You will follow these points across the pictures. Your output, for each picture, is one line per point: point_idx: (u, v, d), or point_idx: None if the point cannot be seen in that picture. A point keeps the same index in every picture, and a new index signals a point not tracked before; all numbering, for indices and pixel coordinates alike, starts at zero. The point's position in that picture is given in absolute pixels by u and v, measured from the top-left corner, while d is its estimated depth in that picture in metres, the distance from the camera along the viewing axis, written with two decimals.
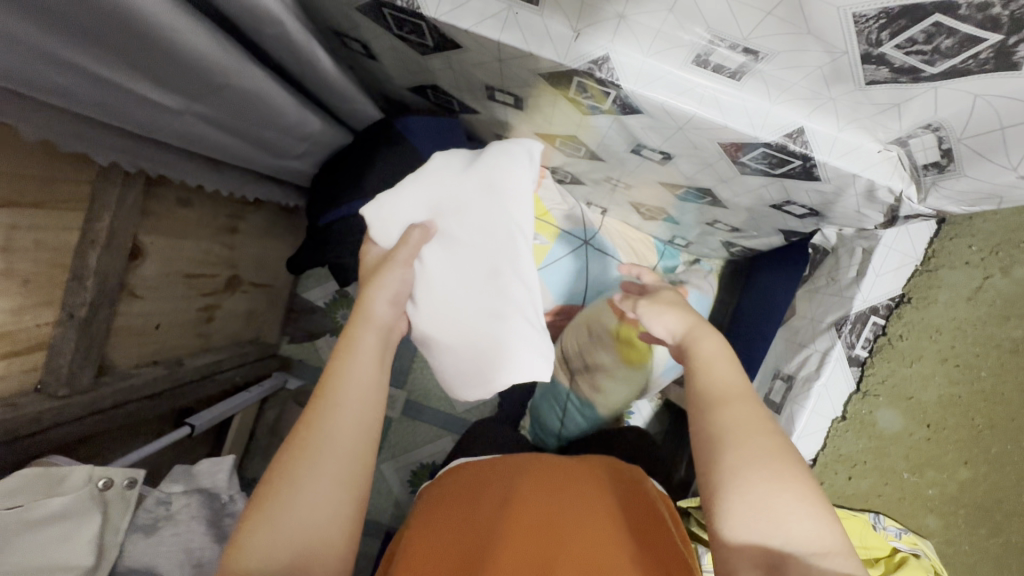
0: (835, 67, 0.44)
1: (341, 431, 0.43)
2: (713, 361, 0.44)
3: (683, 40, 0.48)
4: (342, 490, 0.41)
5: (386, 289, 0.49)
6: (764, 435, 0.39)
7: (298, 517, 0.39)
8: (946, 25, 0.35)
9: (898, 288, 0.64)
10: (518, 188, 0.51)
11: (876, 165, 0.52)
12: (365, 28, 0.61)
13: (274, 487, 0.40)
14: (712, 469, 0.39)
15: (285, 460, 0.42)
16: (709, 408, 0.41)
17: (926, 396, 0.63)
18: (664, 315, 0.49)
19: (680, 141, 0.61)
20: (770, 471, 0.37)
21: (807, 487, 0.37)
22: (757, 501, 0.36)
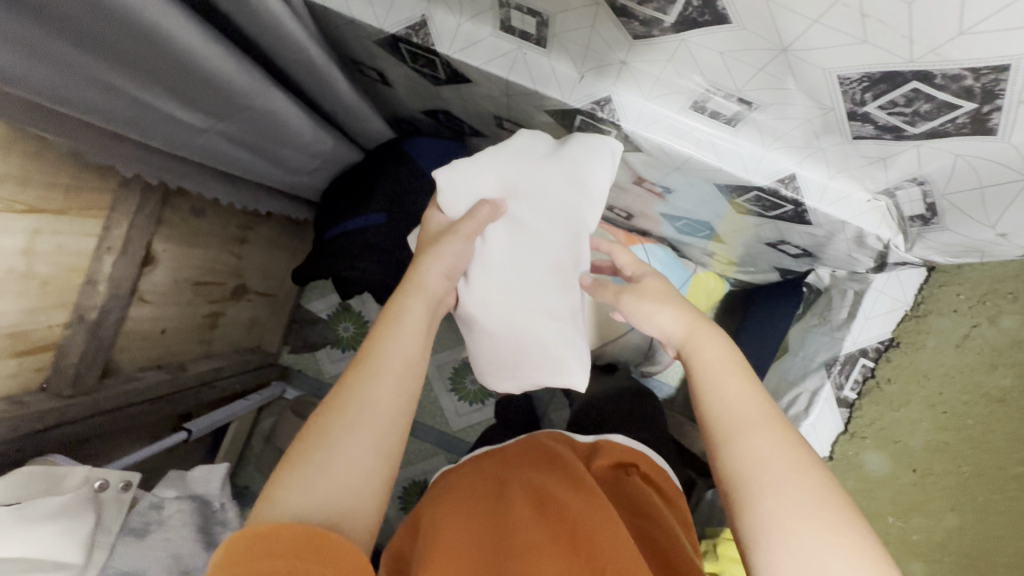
0: (824, 121, 0.46)
1: (382, 400, 0.43)
2: (724, 377, 0.42)
3: (682, 86, 0.51)
4: (378, 459, 0.41)
5: (444, 266, 0.51)
6: (804, 474, 0.36)
7: (333, 480, 0.39)
8: (925, 91, 0.37)
9: (888, 332, 0.65)
10: (595, 190, 0.56)
11: (864, 215, 0.54)
12: (381, 58, 0.64)
13: (311, 445, 0.40)
14: (746, 509, 0.36)
15: (320, 422, 0.42)
16: (730, 441, 0.39)
17: (913, 441, 0.63)
18: (656, 314, 0.48)
19: (678, 180, 0.64)
20: (819, 523, 0.34)
21: (863, 541, 0.33)
22: (807, 560, 0.33)
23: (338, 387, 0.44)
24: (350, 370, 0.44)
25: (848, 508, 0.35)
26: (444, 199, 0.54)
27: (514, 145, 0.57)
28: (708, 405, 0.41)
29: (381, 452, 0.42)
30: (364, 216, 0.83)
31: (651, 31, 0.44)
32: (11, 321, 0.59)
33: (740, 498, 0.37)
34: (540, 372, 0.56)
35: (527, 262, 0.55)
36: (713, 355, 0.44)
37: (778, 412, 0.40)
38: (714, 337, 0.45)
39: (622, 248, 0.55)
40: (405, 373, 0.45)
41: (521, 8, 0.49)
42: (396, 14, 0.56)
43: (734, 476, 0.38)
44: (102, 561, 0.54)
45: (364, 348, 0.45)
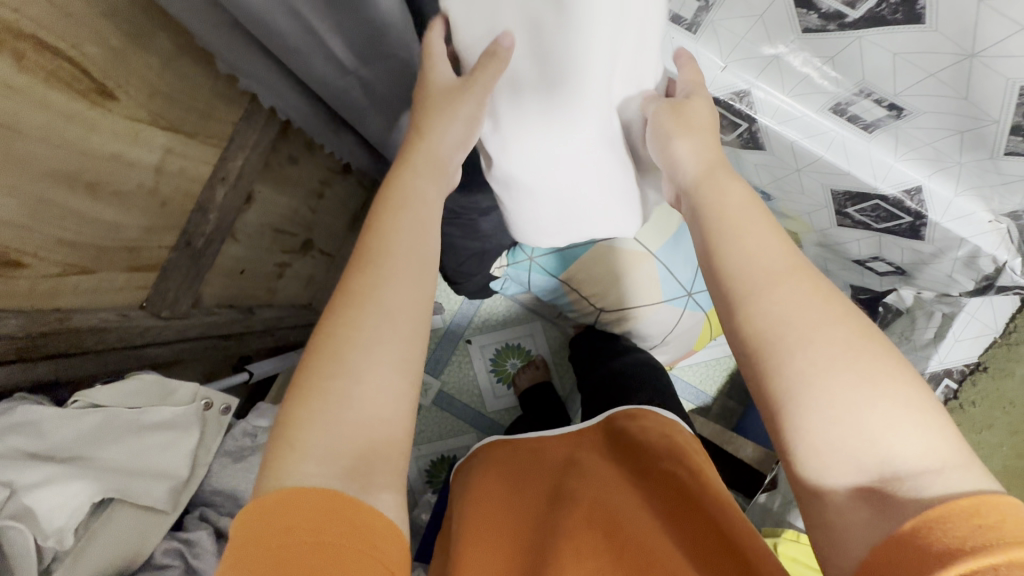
0: (976, 134, 0.47)
1: (402, 301, 0.37)
2: (742, 224, 0.37)
3: (827, 88, 0.52)
4: (402, 381, 0.35)
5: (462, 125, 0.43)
6: (835, 323, 0.32)
7: (361, 407, 0.34)
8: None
9: (975, 356, 0.66)
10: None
11: (984, 235, 0.56)
12: None
13: (325, 386, 0.34)
14: (776, 374, 0.32)
15: (326, 346, 0.35)
16: (752, 300, 0.34)
17: (993, 465, 0.66)
18: (674, 143, 0.42)
19: (791, 184, 0.65)
20: (857, 380, 0.30)
21: (896, 380, 0.30)
22: (845, 414, 0.30)
23: (340, 303, 0.36)
24: (348, 277, 0.37)
25: (881, 349, 0.31)
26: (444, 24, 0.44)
27: None
28: (720, 255, 0.36)
29: (407, 365, 0.36)
30: None
31: (828, 26, 0.46)
32: (134, 235, 0.60)
33: (765, 361, 0.33)
34: (596, 225, 0.57)
35: (568, 119, 0.44)
36: (733, 198, 0.38)
37: (804, 258, 0.35)
38: (726, 180, 0.40)
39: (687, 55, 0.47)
40: (412, 266, 0.38)
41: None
42: None
43: (755, 336, 0.33)
44: (202, 476, 0.59)
45: (364, 247, 0.38)
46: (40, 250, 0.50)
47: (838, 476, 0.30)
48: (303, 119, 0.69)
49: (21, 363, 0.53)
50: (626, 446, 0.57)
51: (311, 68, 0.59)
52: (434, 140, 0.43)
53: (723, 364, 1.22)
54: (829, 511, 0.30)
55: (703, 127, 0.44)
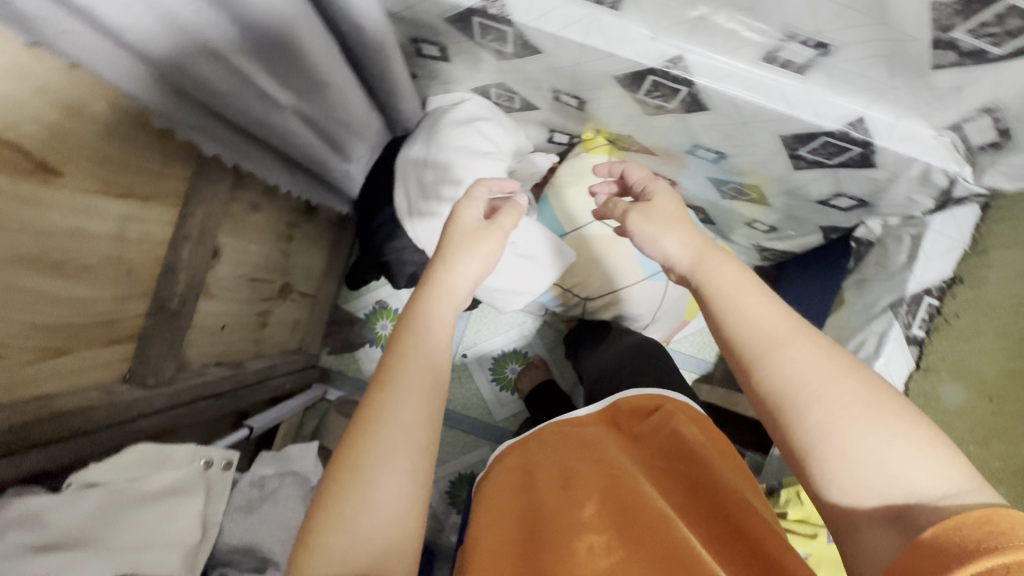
0: (903, 57, 0.49)
1: (407, 431, 0.41)
2: (745, 297, 0.43)
3: (755, 39, 0.54)
4: (407, 487, 0.40)
5: (479, 264, 0.52)
6: (842, 375, 0.37)
7: (381, 512, 0.38)
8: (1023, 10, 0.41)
9: (950, 271, 0.68)
10: (479, 153, 0.84)
11: (932, 150, 0.58)
12: (447, 34, 0.68)
13: (343, 494, 0.38)
14: (798, 424, 0.37)
15: (349, 456, 0.40)
16: (767, 362, 0.40)
17: (986, 369, 0.62)
18: (661, 240, 0.50)
19: (742, 139, 0.67)
20: (872, 425, 0.35)
21: (907, 418, 0.35)
22: (862, 454, 0.35)
23: (362, 415, 0.42)
24: (369, 397, 0.43)
25: (889, 394, 0.37)
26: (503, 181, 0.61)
27: (428, 142, 0.86)
28: (729, 328, 0.43)
29: (414, 478, 0.40)
30: (421, 193, 0.86)
31: None
32: (107, 308, 0.60)
33: (784, 417, 0.38)
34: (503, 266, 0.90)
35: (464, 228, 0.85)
36: (728, 278, 0.45)
37: (805, 323, 0.41)
38: (716, 263, 0.46)
39: (635, 165, 0.58)
40: (423, 383, 0.44)
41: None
42: None
43: (774, 393, 0.39)
44: (215, 534, 0.58)
45: (377, 380, 0.44)
46: (13, 338, 0.49)
47: (865, 507, 0.34)
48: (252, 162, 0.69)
49: (11, 457, 0.50)
50: (638, 433, 0.58)
51: (246, 109, 0.60)
52: (450, 282, 0.50)
53: None
54: (863, 535, 0.34)
55: (682, 216, 0.51)
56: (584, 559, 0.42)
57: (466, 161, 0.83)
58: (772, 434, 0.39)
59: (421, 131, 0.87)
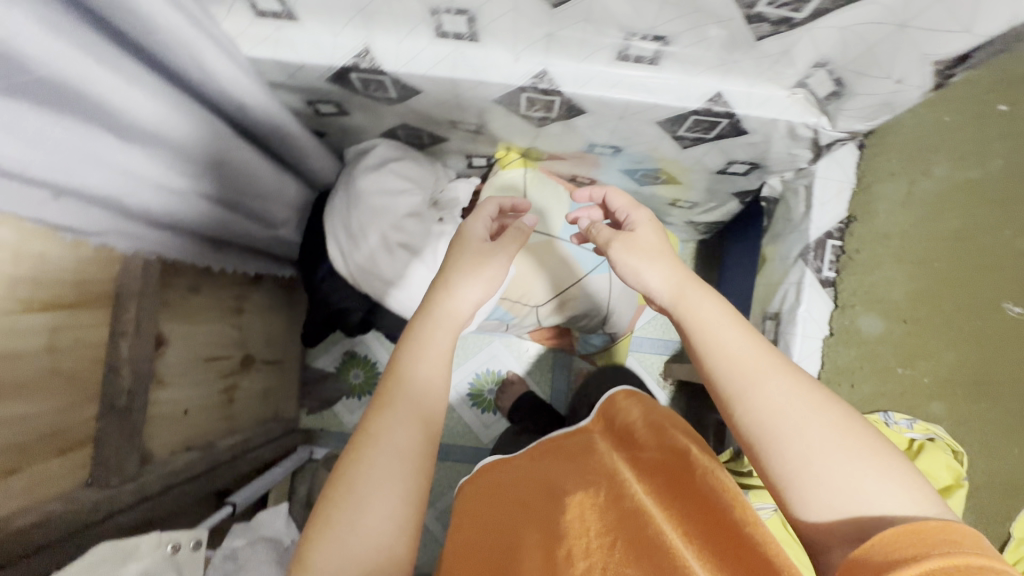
0: (729, 35, 0.54)
1: (400, 451, 0.47)
2: (726, 330, 0.45)
3: (604, 43, 0.58)
4: (399, 499, 0.45)
5: (482, 285, 0.55)
6: (820, 409, 0.39)
7: (368, 525, 0.43)
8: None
9: (843, 212, 0.73)
10: (399, 193, 0.88)
11: (790, 108, 0.62)
12: (334, 92, 0.72)
13: (340, 500, 0.44)
14: (782, 450, 0.39)
15: (348, 480, 0.45)
16: (748, 395, 0.41)
17: (894, 296, 0.69)
18: (643, 271, 0.51)
19: (627, 131, 0.71)
20: (846, 454, 0.38)
21: (876, 449, 0.38)
22: (835, 481, 0.37)
23: (360, 434, 0.48)
24: (367, 419, 0.48)
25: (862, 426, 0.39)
26: (518, 198, 0.64)
27: (346, 192, 0.88)
28: (710, 362, 0.44)
29: (404, 492, 0.46)
30: (349, 239, 0.88)
31: None
32: (51, 420, 0.61)
33: (764, 449, 0.40)
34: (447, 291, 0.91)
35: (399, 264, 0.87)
36: (711, 314, 0.46)
37: (783, 355, 0.43)
38: (698, 300, 0.47)
39: (619, 190, 0.59)
40: (417, 415, 0.49)
41: (450, 11, 0.56)
42: (343, 48, 0.63)
43: (758, 424, 0.40)
44: None
45: (374, 404, 0.49)
46: None
47: (831, 523, 0.37)
48: (163, 246, 0.72)
49: None
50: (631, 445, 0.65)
51: (146, 204, 0.62)
52: (452, 305, 0.54)
53: None
54: (834, 553, 0.37)
55: (659, 247, 0.52)
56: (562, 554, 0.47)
57: (388, 204, 0.87)
58: (755, 464, 0.41)
59: (340, 184, 0.90)
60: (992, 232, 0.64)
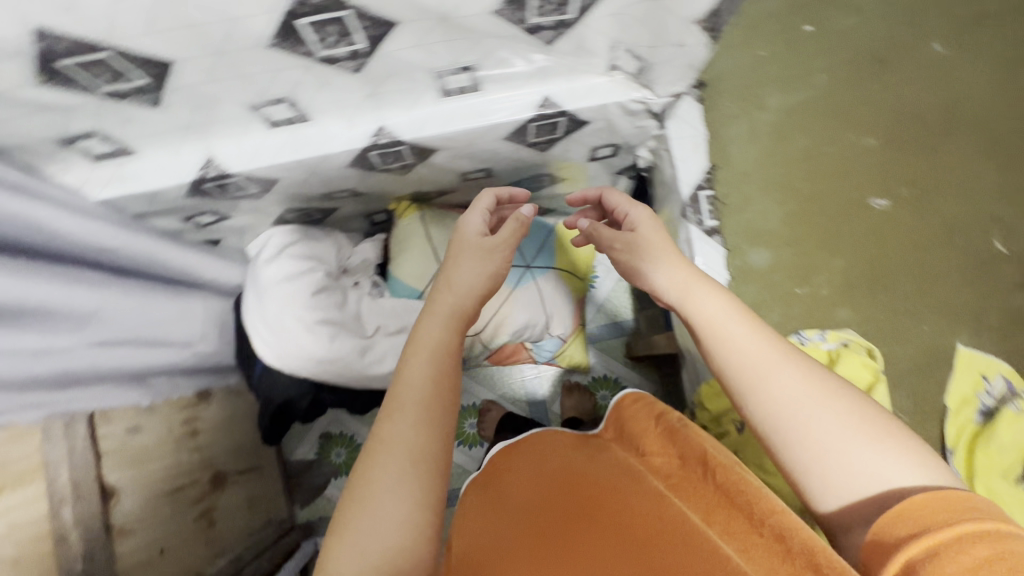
0: (523, 48, 0.57)
1: (415, 450, 0.44)
2: (730, 326, 0.46)
3: (423, 87, 0.61)
4: (414, 495, 0.43)
5: (479, 277, 0.55)
6: (831, 392, 0.41)
7: (389, 536, 0.41)
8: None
9: (705, 163, 0.76)
10: (300, 275, 0.89)
11: (613, 90, 0.66)
12: (202, 203, 0.73)
13: (356, 502, 0.42)
14: (799, 428, 0.41)
15: (360, 490, 0.42)
16: (762, 384, 0.43)
17: (770, 225, 0.74)
18: (648, 272, 0.52)
19: (486, 153, 0.74)
20: (864, 435, 0.40)
21: (882, 424, 0.40)
22: (849, 457, 0.39)
23: (375, 433, 0.46)
24: (379, 424, 0.46)
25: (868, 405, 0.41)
26: (517, 194, 0.67)
27: (254, 292, 0.90)
28: (721, 356, 0.45)
29: (417, 494, 0.43)
30: (268, 334, 0.89)
31: (361, 60, 0.54)
32: None
33: (776, 438, 0.42)
34: (379, 353, 0.93)
35: (324, 343, 0.88)
36: (718, 307, 0.47)
37: (790, 344, 0.45)
38: (703, 299, 0.48)
39: (620, 192, 0.61)
40: (426, 422, 0.46)
41: (270, 103, 0.59)
42: (187, 163, 0.65)
43: (769, 413, 0.42)
44: None
45: (384, 404, 0.47)
46: None
47: (851, 506, 0.39)
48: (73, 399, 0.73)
49: None
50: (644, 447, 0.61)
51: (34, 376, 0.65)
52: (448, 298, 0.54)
53: (620, 290, 1.33)
54: (855, 532, 0.39)
55: (658, 243, 0.54)
56: (597, 545, 0.44)
57: (292, 288, 0.88)
58: (767, 451, 0.43)
59: (248, 284, 0.93)
60: (831, 143, 0.73)
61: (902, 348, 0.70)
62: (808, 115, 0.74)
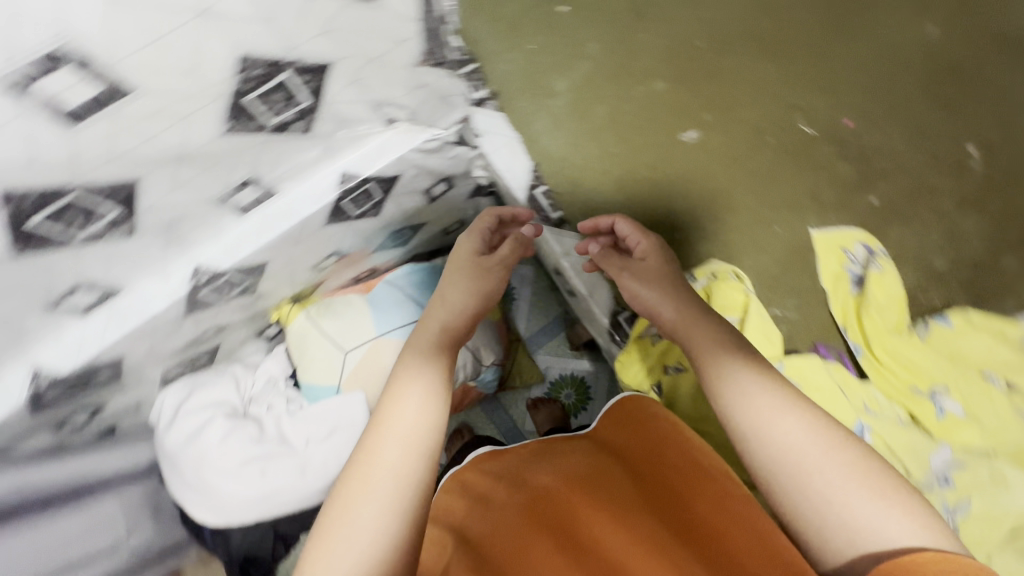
0: (287, 145, 0.57)
1: (400, 467, 0.45)
2: (748, 367, 0.49)
3: (214, 215, 0.60)
4: (389, 514, 0.43)
5: (467, 297, 0.61)
6: (838, 446, 0.43)
7: (370, 534, 0.42)
8: (286, 88, 0.49)
9: (528, 163, 0.79)
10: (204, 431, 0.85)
11: (400, 140, 0.67)
12: (57, 409, 0.68)
13: (342, 504, 0.44)
14: (799, 471, 0.43)
15: (343, 498, 0.44)
16: (770, 430, 0.45)
17: (601, 199, 0.77)
18: (658, 304, 0.58)
19: (319, 241, 0.73)
20: (866, 487, 0.41)
21: (888, 483, 0.41)
22: (847, 511, 0.40)
23: (366, 436, 0.48)
24: (366, 437, 0.48)
25: (878, 463, 0.43)
26: (522, 213, 0.73)
27: (168, 463, 0.86)
28: (726, 397, 0.48)
29: (392, 516, 0.43)
30: (198, 500, 0.85)
31: (128, 226, 0.51)
32: None
33: (784, 483, 0.43)
34: (317, 465, 0.89)
35: (259, 482, 0.86)
36: (734, 346, 0.52)
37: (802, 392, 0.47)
38: (694, 330, 0.54)
39: (627, 219, 0.66)
40: (413, 435, 0.48)
41: (74, 291, 0.55)
42: (13, 385, 0.59)
43: (777, 452, 0.44)
44: None
45: (378, 416, 0.50)
46: None
47: (851, 561, 0.39)
48: None
49: None
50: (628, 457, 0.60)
51: None
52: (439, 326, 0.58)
53: None
54: None
55: (666, 278, 0.60)
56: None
57: (200, 446, 0.85)
58: (767, 492, 0.45)
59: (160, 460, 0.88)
60: (627, 100, 0.75)
61: (769, 252, 0.73)
62: (603, 79, 0.76)
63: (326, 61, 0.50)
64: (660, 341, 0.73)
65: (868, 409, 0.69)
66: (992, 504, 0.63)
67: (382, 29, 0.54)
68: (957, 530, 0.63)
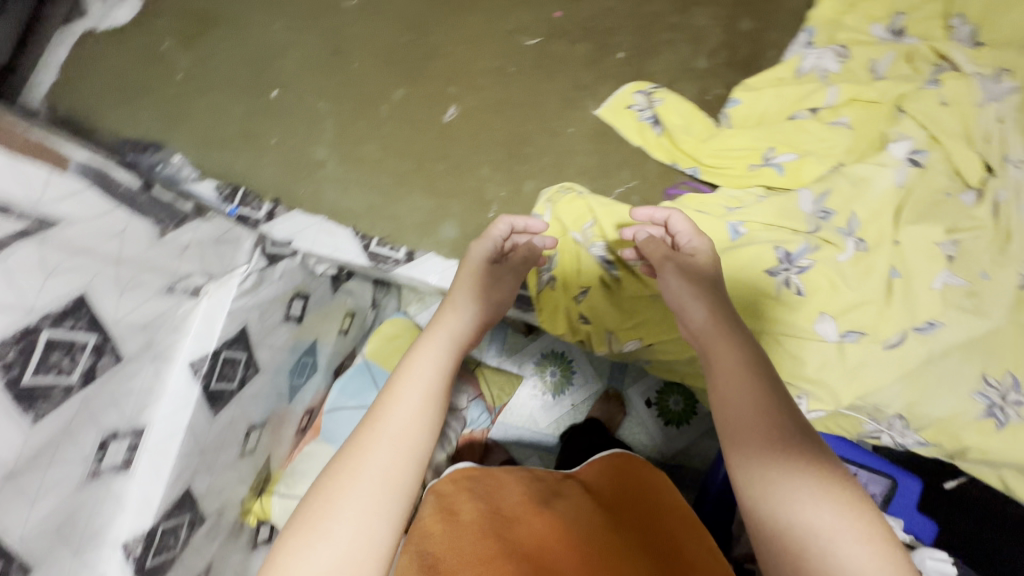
0: (116, 383, 0.52)
1: (391, 464, 0.45)
2: (767, 383, 0.45)
3: (101, 491, 0.53)
4: (376, 515, 0.43)
5: (476, 306, 0.57)
6: (834, 490, 0.40)
7: (349, 531, 0.42)
8: (58, 344, 0.45)
9: (347, 230, 0.75)
10: None
11: (222, 297, 0.62)
12: None
13: (335, 485, 0.44)
14: (784, 505, 0.39)
15: (327, 484, 0.44)
16: (768, 456, 0.41)
17: (429, 208, 0.75)
18: (689, 306, 0.53)
19: (225, 431, 0.68)
20: (854, 529, 0.38)
21: (877, 538, 0.38)
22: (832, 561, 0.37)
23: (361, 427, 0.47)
24: (361, 431, 0.47)
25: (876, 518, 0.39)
26: (533, 222, 0.65)
27: None
28: (736, 402, 0.44)
29: (380, 514, 0.43)
30: None
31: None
32: None
33: (767, 518, 0.40)
34: None
35: None
36: (752, 356, 0.47)
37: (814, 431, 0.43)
38: (721, 338, 0.49)
39: (685, 217, 0.59)
40: (401, 435, 0.46)
41: None
42: None
43: (762, 485, 0.41)
44: None
45: (378, 408, 0.48)
46: None
47: None
48: None
49: None
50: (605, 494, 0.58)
51: None
52: (450, 328, 0.54)
53: None
54: None
55: (705, 280, 0.54)
56: None
57: None
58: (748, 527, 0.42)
59: None
60: (381, 122, 0.78)
61: (579, 150, 0.76)
62: (352, 120, 0.78)
63: (75, 293, 0.46)
64: (555, 282, 0.73)
65: (730, 208, 0.71)
66: (866, 205, 0.69)
67: (90, 230, 0.48)
68: (862, 242, 0.68)
